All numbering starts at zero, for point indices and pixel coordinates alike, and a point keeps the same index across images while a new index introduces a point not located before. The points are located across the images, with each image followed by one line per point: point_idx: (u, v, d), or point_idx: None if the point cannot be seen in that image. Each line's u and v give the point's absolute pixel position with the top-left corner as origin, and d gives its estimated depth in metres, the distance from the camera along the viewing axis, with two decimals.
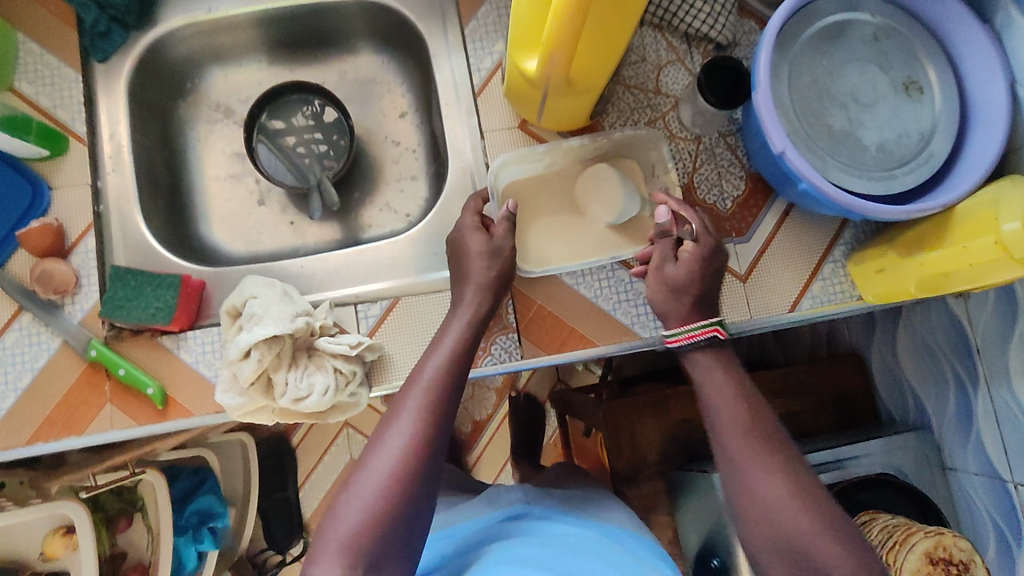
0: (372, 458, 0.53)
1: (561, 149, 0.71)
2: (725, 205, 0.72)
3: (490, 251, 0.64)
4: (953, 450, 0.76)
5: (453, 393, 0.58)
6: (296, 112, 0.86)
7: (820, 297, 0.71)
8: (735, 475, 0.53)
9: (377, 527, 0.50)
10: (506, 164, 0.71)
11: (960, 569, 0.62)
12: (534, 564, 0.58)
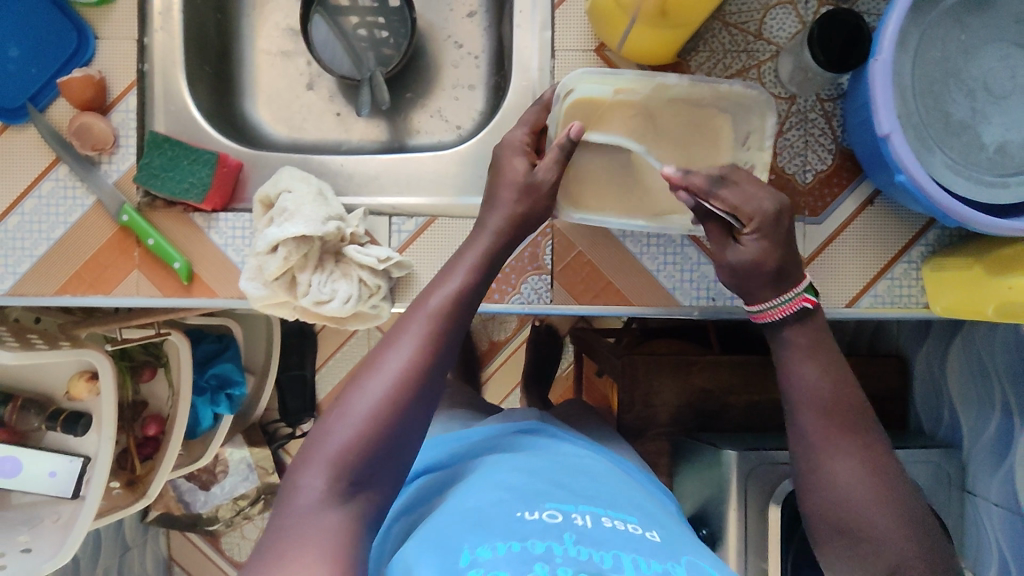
0: (369, 374, 0.48)
1: (651, 82, 0.59)
2: (805, 178, 0.65)
3: (525, 185, 0.56)
4: (979, 477, 0.71)
5: (462, 320, 0.52)
6: None
7: (883, 297, 0.65)
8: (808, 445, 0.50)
9: (370, 444, 0.45)
10: (585, 80, 0.59)
11: None
12: (545, 475, 0.54)
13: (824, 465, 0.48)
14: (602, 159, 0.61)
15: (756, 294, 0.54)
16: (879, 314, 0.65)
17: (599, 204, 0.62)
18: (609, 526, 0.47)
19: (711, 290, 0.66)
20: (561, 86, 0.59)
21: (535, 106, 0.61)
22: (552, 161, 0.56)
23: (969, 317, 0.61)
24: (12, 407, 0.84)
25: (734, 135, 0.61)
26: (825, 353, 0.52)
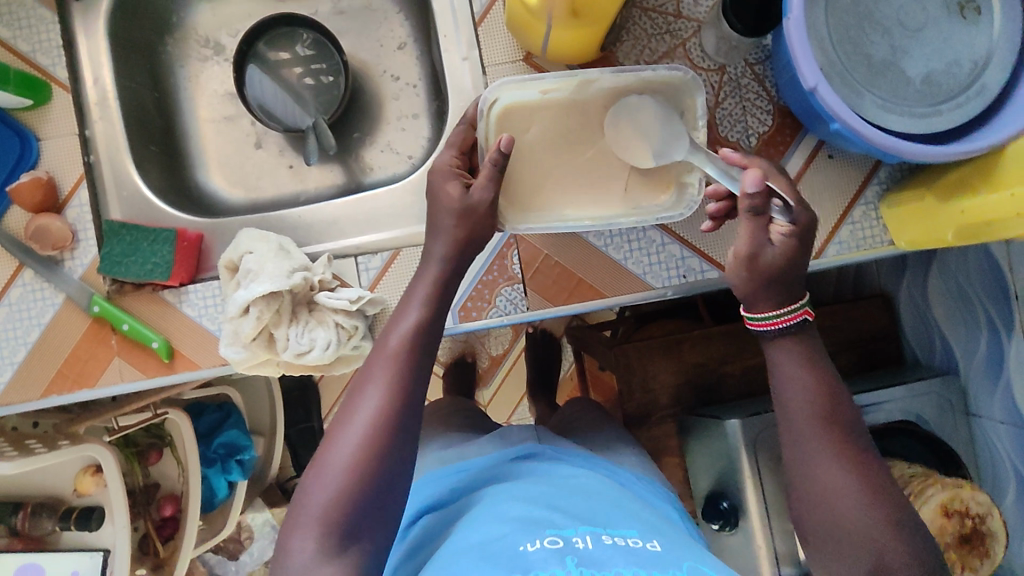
0: (340, 430, 0.49)
1: (574, 79, 0.58)
2: (749, 142, 0.66)
3: (462, 209, 0.55)
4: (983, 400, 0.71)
5: (426, 357, 0.52)
6: (298, 41, 0.80)
7: (848, 243, 0.66)
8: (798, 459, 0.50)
9: (353, 498, 0.46)
10: (505, 87, 0.59)
11: (975, 521, 0.60)
12: (545, 501, 0.54)
13: (818, 475, 0.49)
14: (541, 163, 0.61)
15: (768, 298, 0.52)
16: (850, 259, 0.66)
17: (546, 209, 0.61)
18: (610, 544, 0.48)
19: (680, 267, 0.67)
20: (483, 99, 0.59)
21: (462, 126, 0.61)
22: (486, 180, 0.55)
23: (932, 247, 0.61)
24: (22, 515, 0.84)
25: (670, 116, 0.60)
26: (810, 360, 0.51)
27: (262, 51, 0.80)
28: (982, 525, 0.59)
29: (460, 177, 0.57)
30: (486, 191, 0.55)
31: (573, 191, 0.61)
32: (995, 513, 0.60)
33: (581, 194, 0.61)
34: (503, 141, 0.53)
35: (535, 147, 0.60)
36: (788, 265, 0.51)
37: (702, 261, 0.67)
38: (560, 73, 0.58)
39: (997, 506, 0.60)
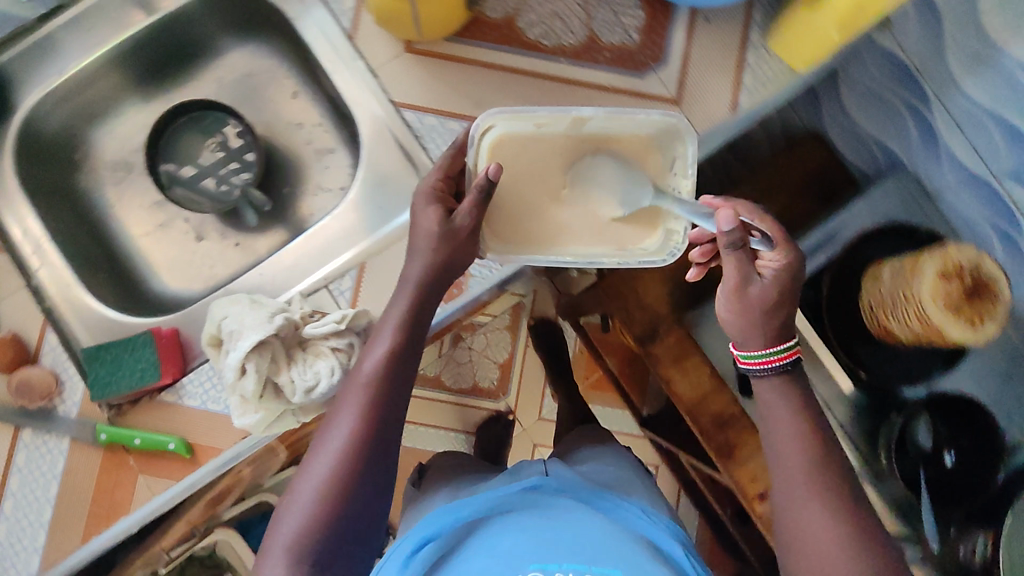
0: (313, 465, 0.56)
1: (568, 116, 0.62)
2: (632, 38, 0.73)
3: (444, 235, 0.60)
4: (926, 174, 0.78)
5: (387, 400, 0.58)
6: (202, 150, 0.84)
7: (755, 87, 0.72)
8: (787, 506, 0.56)
9: (317, 534, 0.54)
10: (498, 117, 0.62)
11: (972, 273, 0.64)
12: (536, 550, 0.57)
13: (804, 519, 0.55)
14: (523, 204, 0.63)
15: (756, 339, 0.59)
16: (756, 108, 0.73)
17: (533, 237, 0.64)
18: None
19: None
20: (478, 125, 0.62)
21: (451, 150, 0.64)
22: (471, 204, 0.59)
23: (826, 56, 0.68)
24: None
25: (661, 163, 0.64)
26: (796, 410, 0.58)
27: (172, 172, 0.84)
28: (979, 273, 0.64)
29: (442, 204, 0.62)
30: (470, 215, 0.59)
31: (552, 238, 0.63)
32: (986, 259, 0.65)
33: (563, 237, 0.64)
34: (490, 168, 0.57)
35: (517, 186, 0.62)
36: (778, 303, 0.58)
37: None
38: (555, 108, 0.62)
39: (984, 251, 0.65)
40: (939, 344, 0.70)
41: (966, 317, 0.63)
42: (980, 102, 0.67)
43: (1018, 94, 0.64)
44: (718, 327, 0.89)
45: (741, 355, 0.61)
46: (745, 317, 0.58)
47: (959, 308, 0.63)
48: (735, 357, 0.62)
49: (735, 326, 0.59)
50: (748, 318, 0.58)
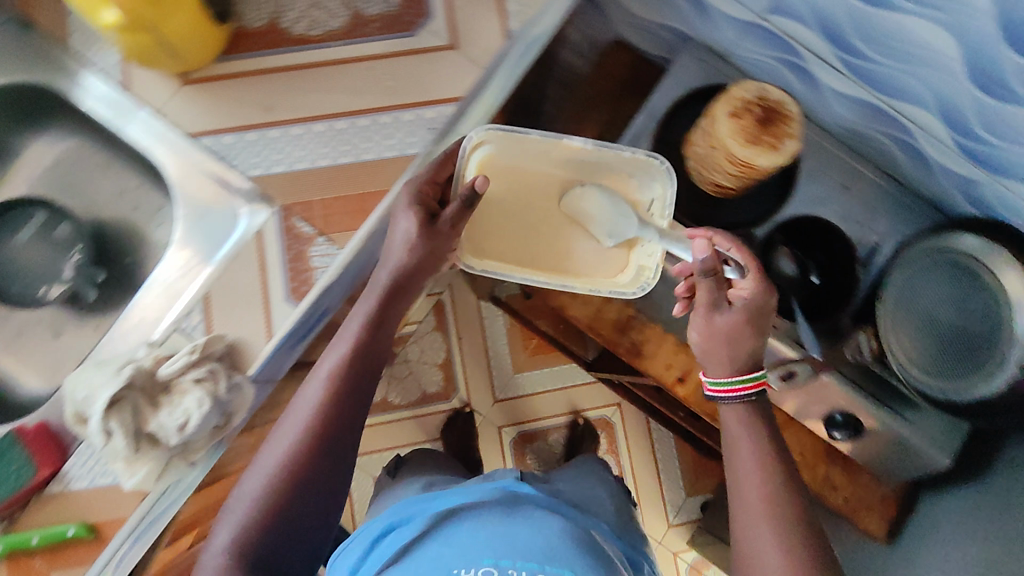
0: (259, 469, 0.59)
1: (560, 142, 0.71)
2: (392, 4, 0.75)
3: (408, 241, 0.65)
4: (707, 38, 0.88)
5: (346, 393, 0.61)
6: (64, 262, 0.82)
7: (522, 10, 0.76)
8: (740, 528, 0.60)
9: (257, 536, 0.56)
10: (488, 136, 0.71)
11: (759, 104, 0.72)
12: (502, 535, 0.61)
13: (750, 541, 0.58)
14: (504, 221, 0.74)
15: (719, 358, 0.66)
16: (529, 35, 0.76)
17: (506, 255, 0.74)
18: None
19: (424, 123, 0.73)
20: (471, 138, 0.70)
21: (431, 161, 0.71)
22: (456, 211, 0.66)
23: None
24: None
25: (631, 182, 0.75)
26: (763, 459, 0.61)
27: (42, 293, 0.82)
28: (764, 103, 0.72)
29: (424, 208, 0.67)
30: (454, 219, 0.66)
31: (531, 261, 0.73)
32: (769, 88, 0.73)
33: (537, 258, 0.74)
34: (478, 182, 0.64)
35: (506, 204, 0.74)
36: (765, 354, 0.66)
37: (442, 104, 0.74)
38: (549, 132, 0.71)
39: (764, 83, 0.73)
40: (763, 177, 0.77)
41: (768, 142, 0.71)
42: None
43: None
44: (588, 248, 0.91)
45: (710, 382, 0.66)
46: (716, 337, 0.66)
47: (756, 136, 0.71)
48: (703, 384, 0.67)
49: (703, 345, 0.67)
50: (718, 340, 0.66)
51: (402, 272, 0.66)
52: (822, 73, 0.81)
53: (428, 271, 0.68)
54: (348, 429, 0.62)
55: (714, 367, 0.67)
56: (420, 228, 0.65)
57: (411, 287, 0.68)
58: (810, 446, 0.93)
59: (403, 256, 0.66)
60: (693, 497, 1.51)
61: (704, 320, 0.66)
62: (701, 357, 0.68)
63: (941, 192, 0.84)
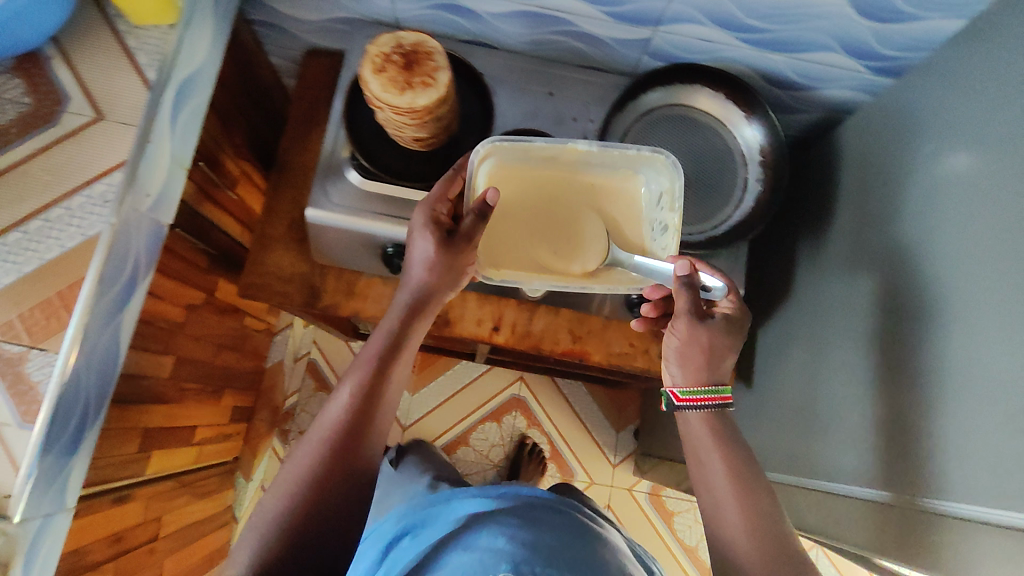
0: (284, 481, 0.64)
1: (565, 145, 0.75)
2: (24, 102, 0.72)
3: (426, 263, 0.72)
4: (368, 14, 0.89)
5: (364, 416, 0.67)
6: None
7: (157, 59, 0.76)
8: (714, 507, 0.71)
9: (276, 555, 0.60)
10: (495, 147, 0.74)
11: (399, 52, 0.72)
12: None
13: (721, 520, 0.69)
14: (513, 224, 0.76)
15: (695, 371, 0.77)
16: (177, 79, 0.77)
17: (512, 265, 0.76)
18: None
19: (97, 200, 0.71)
20: (478, 150, 0.74)
21: (453, 171, 0.76)
22: (470, 224, 0.70)
23: None
24: None
25: (648, 201, 0.79)
26: (730, 460, 0.72)
27: None
28: (402, 49, 0.72)
29: (438, 228, 0.72)
30: (467, 233, 0.71)
31: (548, 263, 0.76)
32: (403, 35, 0.73)
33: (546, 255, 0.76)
34: (488, 194, 0.68)
35: (512, 207, 0.76)
36: (721, 339, 0.76)
37: (111, 172, 0.72)
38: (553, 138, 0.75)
39: (398, 32, 0.73)
40: (446, 115, 0.78)
41: (420, 82, 0.71)
42: None
43: None
44: (349, 257, 0.90)
45: (682, 393, 0.76)
46: (692, 341, 0.76)
47: (407, 83, 0.71)
48: (675, 394, 0.77)
49: (682, 348, 0.77)
50: (696, 346, 0.76)
51: (417, 299, 0.74)
52: (470, 1, 0.82)
53: (447, 290, 0.74)
54: (363, 451, 0.67)
55: (688, 374, 0.77)
56: (438, 248, 0.71)
57: (428, 310, 0.75)
58: (632, 334, 0.95)
59: (425, 276, 0.73)
60: (622, 429, 1.60)
61: (685, 327, 0.75)
62: (676, 357, 0.78)
63: (629, 61, 0.90)
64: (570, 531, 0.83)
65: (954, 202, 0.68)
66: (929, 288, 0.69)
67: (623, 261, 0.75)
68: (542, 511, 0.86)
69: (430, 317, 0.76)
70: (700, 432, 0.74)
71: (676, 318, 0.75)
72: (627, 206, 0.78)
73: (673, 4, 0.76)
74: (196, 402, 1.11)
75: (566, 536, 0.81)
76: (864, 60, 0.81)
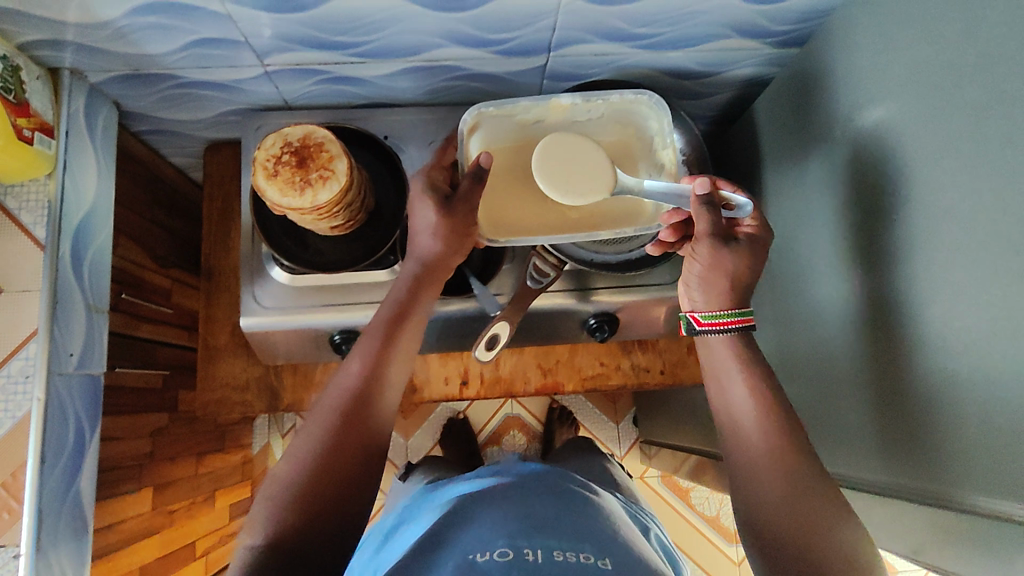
0: (297, 449, 0.64)
1: (549, 101, 0.73)
2: None
3: (432, 226, 0.70)
4: (256, 101, 0.86)
5: (373, 386, 0.68)
6: None
7: (42, 216, 0.72)
8: (732, 427, 0.69)
9: (296, 521, 0.59)
10: (481, 114, 0.74)
11: (289, 149, 0.69)
12: (530, 530, 0.69)
13: (739, 438, 0.68)
14: (508, 192, 0.72)
15: (716, 300, 0.72)
16: (69, 228, 0.74)
17: (519, 230, 0.71)
18: (562, 560, 0.64)
19: (18, 379, 0.68)
20: (466, 121, 0.74)
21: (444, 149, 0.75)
22: (467, 189, 0.68)
23: (30, 147, 0.68)
24: None
25: (644, 144, 0.75)
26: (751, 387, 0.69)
27: None
28: (290, 146, 0.69)
29: (436, 195, 0.70)
30: (466, 197, 0.68)
31: (556, 221, 0.71)
32: (287, 129, 0.70)
33: (545, 214, 0.72)
34: (481, 157, 0.65)
35: (507, 173, 0.73)
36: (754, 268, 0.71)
37: (24, 346, 0.69)
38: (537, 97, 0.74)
39: (281, 128, 0.70)
40: (358, 195, 0.75)
41: (318, 177, 0.68)
42: (177, 48, 0.72)
43: (176, 32, 0.68)
44: (297, 353, 0.87)
45: (702, 316, 0.72)
46: (718, 266, 0.70)
47: (305, 181, 0.68)
48: (696, 318, 0.73)
49: (705, 273, 0.71)
50: (719, 270, 0.70)
51: (424, 268, 0.73)
52: (355, 70, 0.79)
53: (453, 256, 0.73)
54: (374, 421, 0.67)
55: (710, 298, 0.72)
56: (440, 214, 0.69)
57: (435, 278, 0.74)
58: (602, 353, 0.95)
59: (429, 243, 0.71)
60: (622, 420, 1.60)
61: (708, 251, 0.69)
62: (698, 282, 0.73)
63: (531, 86, 0.87)
64: (578, 503, 0.78)
65: (869, 177, 0.66)
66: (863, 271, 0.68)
67: (632, 189, 0.65)
68: (562, 486, 0.82)
69: (438, 286, 0.75)
70: (720, 352, 0.71)
71: (698, 243, 0.69)
72: (624, 150, 0.74)
73: (557, 30, 0.73)
74: (190, 517, 1.09)
75: (561, 507, 0.76)
76: (762, 38, 0.78)
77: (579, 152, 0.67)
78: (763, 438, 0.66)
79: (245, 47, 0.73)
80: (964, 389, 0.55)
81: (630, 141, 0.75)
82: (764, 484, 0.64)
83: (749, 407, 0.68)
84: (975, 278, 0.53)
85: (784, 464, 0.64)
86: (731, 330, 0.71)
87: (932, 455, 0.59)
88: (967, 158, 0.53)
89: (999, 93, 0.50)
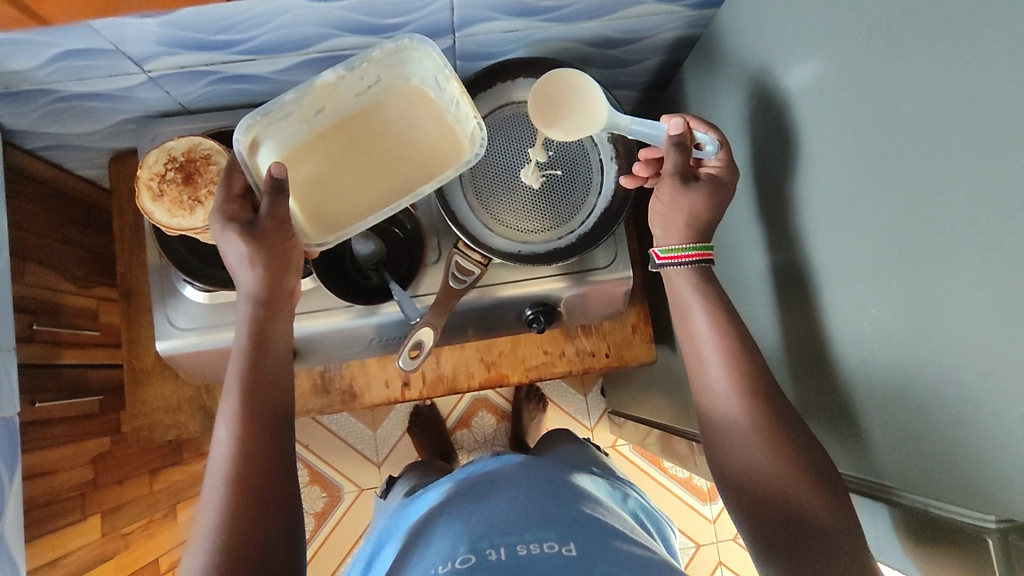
0: (197, 546, 0.55)
1: (313, 86, 0.65)
2: None
3: (244, 255, 0.61)
4: (149, 107, 0.80)
5: (250, 443, 0.60)
6: None
7: None
8: (706, 390, 0.65)
9: None
10: (255, 128, 0.65)
11: (174, 165, 0.69)
12: (495, 522, 0.60)
13: (714, 404, 0.64)
14: (317, 190, 0.66)
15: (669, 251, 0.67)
16: None
17: (349, 222, 0.66)
18: (524, 555, 0.56)
19: None
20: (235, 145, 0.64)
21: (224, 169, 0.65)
22: (269, 206, 0.60)
23: None
24: None
25: (434, 89, 0.68)
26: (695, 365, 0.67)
27: None
28: (174, 162, 0.69)
29: (238, 222, 0.62)
30: (273, 214, 0.61)
31: (380, 193, 0.66)
32: (171, 146, 0.70)
33: (362, 193, 0.66)
34: (272, 167, 0.58)
35: (310, 174, 0.67)
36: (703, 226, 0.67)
37: None
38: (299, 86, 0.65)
39: (162, 145, 0.70)
40: None
41: (208, 193, 0.68)
42: (45, 63, 0.66)
43: (36, 47, 0.62)
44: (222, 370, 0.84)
45: (662, 251, 0.69)
46: (676, 206, 0.67)
47: (195, 197, 0.68)
48: (655, 253, 0.69)
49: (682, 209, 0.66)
50: (681, 213, 0.67)
51: (259, 304, 0.64)
52: (246, 68, 0.74)
53: (284, 276, 0.64)
54: (269, 474, 0.59)
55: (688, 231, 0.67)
56: (247, 244, 0.61)
57: (280, 303, 0.66)
58: (545, 341, 0.92)
59: (251, 276, 0.63)
60: (590, 392, 1.59)
61: (670, 190, 0.66)
62: (659, 220, 0.69)
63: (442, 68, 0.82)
64: (555, 484, 0.68)
65: (783, 148, 0.63)
66: (779, 247, 0.65)
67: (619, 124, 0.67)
68: (531, 468, 0.71)
69: (288, 310, 0.67)
70: (694, 311, 0.67)
71: (661, 181, 0.67)
72: (419, 104, 0.68)
73: (455, 10, 0.68)
74: (149, 536, 1.08)
75: (535, 494, 0.65)
76: (679, 2, 0.73)
77: (585, 76, 0.69)
78: (740, 400, 0.62)
79: (120, 55, 0.67)
80: (879, 381, 0.52)
81: (422, 90, 0.68)
82: (740, 447, 0.61)
83: (716, 394, 0.64)
84: (882, 261, 0.50)
85: (763, 428, 0.60)
86: (689, 263, 0.68)
87: (859, 448, 0.57)
88: (873, 131, 0.49)
89: (898, 60, 0.46)
